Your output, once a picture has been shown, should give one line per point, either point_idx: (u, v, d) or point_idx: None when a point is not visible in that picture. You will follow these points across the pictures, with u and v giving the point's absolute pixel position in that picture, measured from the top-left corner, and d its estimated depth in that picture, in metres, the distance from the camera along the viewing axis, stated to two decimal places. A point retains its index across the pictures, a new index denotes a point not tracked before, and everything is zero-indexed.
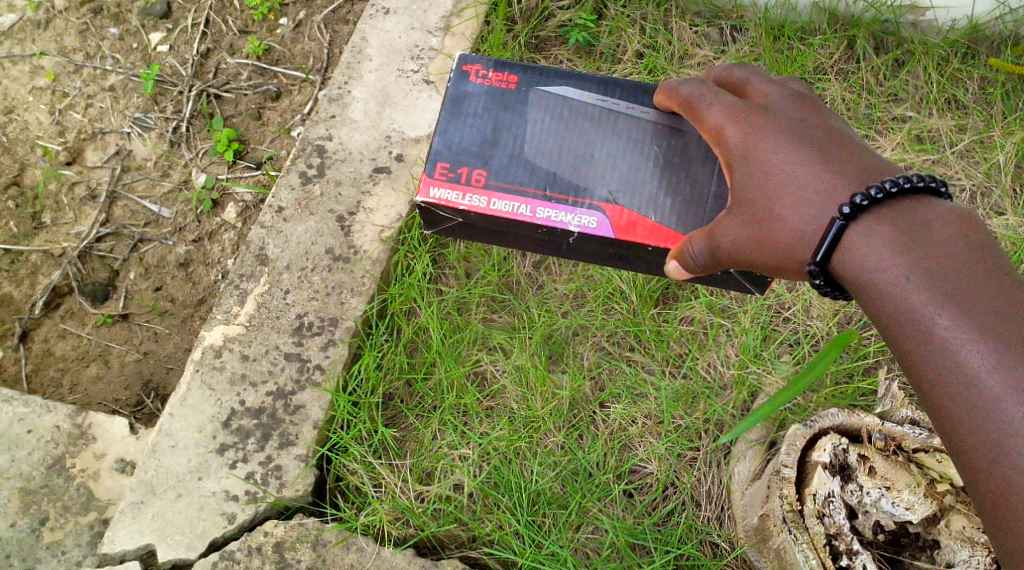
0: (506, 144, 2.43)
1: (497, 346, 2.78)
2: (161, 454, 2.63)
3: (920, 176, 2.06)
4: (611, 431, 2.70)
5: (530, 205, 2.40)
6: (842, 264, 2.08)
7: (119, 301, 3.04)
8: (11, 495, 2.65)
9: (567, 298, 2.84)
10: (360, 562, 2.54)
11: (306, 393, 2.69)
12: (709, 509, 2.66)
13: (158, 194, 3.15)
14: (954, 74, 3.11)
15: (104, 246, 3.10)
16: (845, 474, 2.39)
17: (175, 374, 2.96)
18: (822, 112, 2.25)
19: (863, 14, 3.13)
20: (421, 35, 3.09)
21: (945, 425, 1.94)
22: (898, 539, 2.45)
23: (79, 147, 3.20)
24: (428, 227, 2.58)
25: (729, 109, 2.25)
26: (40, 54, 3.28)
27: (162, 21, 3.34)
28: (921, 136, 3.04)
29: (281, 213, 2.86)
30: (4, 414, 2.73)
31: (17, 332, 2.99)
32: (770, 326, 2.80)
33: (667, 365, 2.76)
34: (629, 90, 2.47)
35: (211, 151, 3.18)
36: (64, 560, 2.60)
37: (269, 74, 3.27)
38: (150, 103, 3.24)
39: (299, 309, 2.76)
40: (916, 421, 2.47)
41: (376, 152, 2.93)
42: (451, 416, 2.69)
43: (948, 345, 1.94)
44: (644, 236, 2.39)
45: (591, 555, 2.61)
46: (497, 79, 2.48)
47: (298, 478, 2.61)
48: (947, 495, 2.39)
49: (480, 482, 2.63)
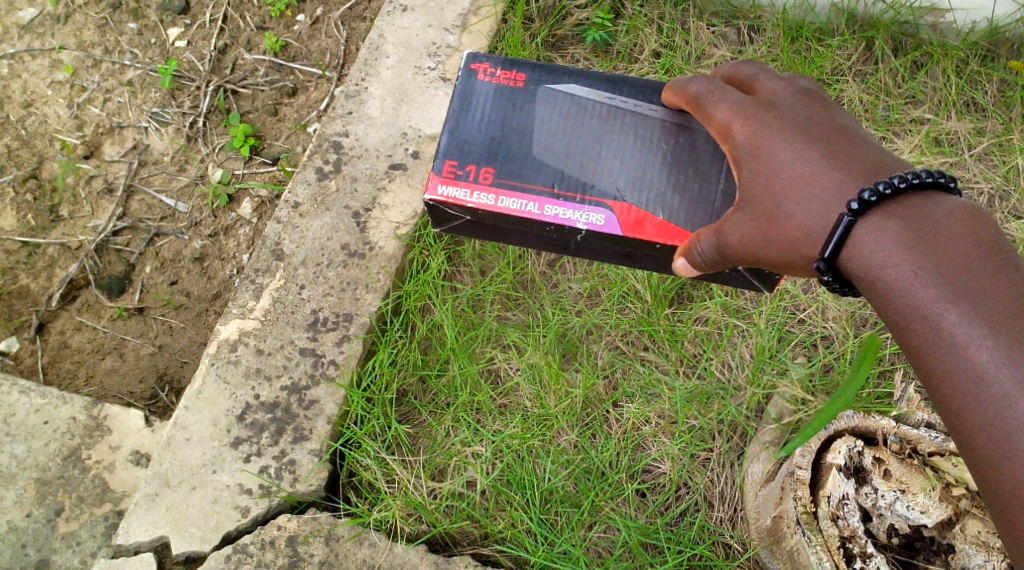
0: (515, 142, 2.43)
1: (511, 343, 2.78)
2: (175, 447, 2.64)
3: (928, 172, 2.06)
4: (624, 430, 2.70)
5: (538, 203, 2.40)
6: (850, 260, 2.07)
7: (135, 294, 3.05)
8: (27, 485, 2.67)
9: (582, 297, 2.84)
10: (372, 558, 2.55)
11: (320, 388, 2.69)
12: (722, 510, 2.65)
13: (174, 188, 3.16)
14: (973, 76, 3.10)
15: (120, 240, 3.11)
16: (859, 477, 2.38)
17: (190, 368, 2.96)
18: (830, 109, 2.24)
19: (882, 15, 3.12)
20: (439, 33, 3.10)
21: (955, 422, 1.94)
22: (912, 542, 2.42)
23: (97, 141, 3.21)
24: (437, 226, 2.58)
25: (737, 107, 2.25)
26: (59, 49, 3.30)
27: (181, 17, 3.35)
28: (939, 138, 3.03)
29: (297, 208, 2.87)
30: (21, 405, 2.76)
31: (34, 324, 3.00)
32: (785, 328, 2.80)
33: (681, 365, 2.76)
34: (637, 89, 2.48)
35: (228, 146, 3.19)
36: (79, 551, 2.61)
37: (285, 70, 3.28)
38: (167, 98, 3.25)
39: (315, 305, 2.77)
40: (932, 424, 2.45)
41: (392, 149, 2.94)
42: (464, 413, 2.70)
43: (957, 341, 1.93)
44: (653, 234, 2.38)
45: (603, 553, 2.61)
46: (506, 78, 2.49)
47: (311, 473, 2.62)
48: (962, 499, 2.37)
49: (492, 480, 2.63)
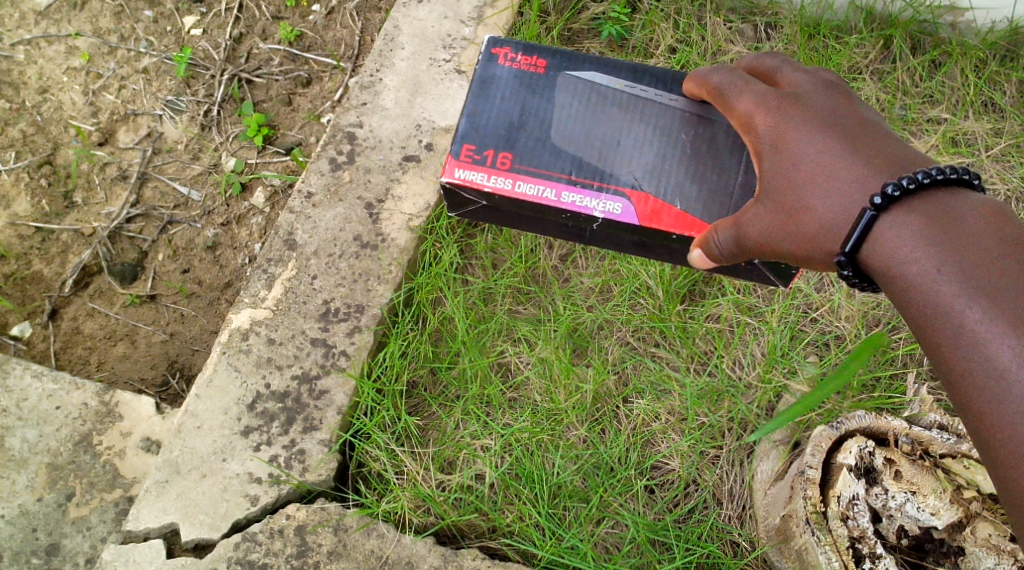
0: (533, 128, 2.43)
1: (522, 337, 2.78)
2: (186, 434, 2.65)
3: (952, 168, 2.05)
4: (633, 426, 2.70)
5: (555, 190, 2.40)
6: (872, 255, 2.07)
7: (147, 282, 3.06)
8: (38, 469, 2.68)
9: (593, 292, 2.84)
10: (380, 549, 2.55)
11: (330, 378, 2.70)
12: (730, 508, 2.65)
13: (188, 176, 3.17)
14: (991, 76, 3.09)
15: (133, 227, 3.12)
16: (870, 477, 2.38)
17: (201, 356, 2.97)
18: (853, 102, 2.24)
19: (901, 14, 3.12)
20: (454, 25, 3.09)
21: (973, 419, 1.93)
22: (921, 544, 2.42)
23: (112, 128, 3.22)
24: (453, 211, 2.59)
25: (761, 98, 2.24)
26: (75, 35, 3.30)
27: (196, 5, 3.36)
28: (956, 138, 3.02)
29: (310, 198, 2.87)
30: (34, 390, 2.77)
31: (47, 310, 3.01)
32: (797, 327, 2.79)
33: (692, 362, 2.76)
34: (658, 78, 2.46)
35: (242, 135, 3.19)
36: (89, 536, 2.62)
37: (300, 60, 3.28)
38: (182, 86, 3.25)
39: (326, 295, 2.77)
40: (944, 426, 2.45)
41: (406, 141, 2.93)
42: (474, 406, 2.70)
43: (979, 339, 1.93)
44: (670, 224, 2.38)
45: (610, 549, 2.61)
46: (526, 63, 2.48)
47: (321, 463, 2.62)
48: (973, 501, 2.38)
49: (501, 473, 2.63)
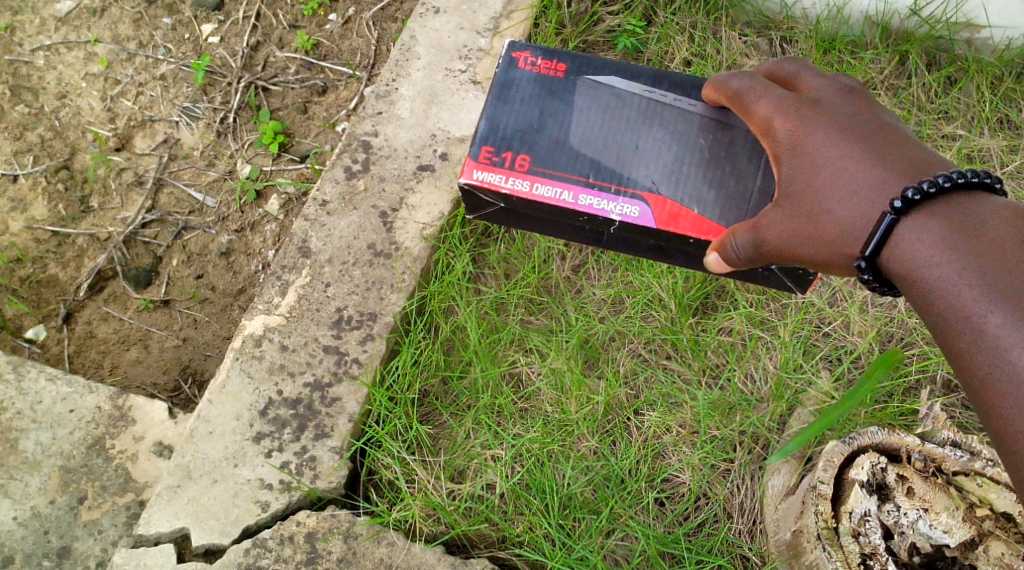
0: (552, 131, 2.44)
1: (533, 347, 2.77)
2: (198, 439, 2.65)
3: (974, 171, 2.05)
4: (644, 438, 2.69)
5: (572, 192, 2.40)
6: (892, 259, 2.08)
7: (162, 287, 3.07)
8: (51, 472, 2.69)
9: (605, 303, 2.84)
10: (390, 557, 2.55)
11: (342, 385, 2.70)
12: (741, 522, 2.65)
13: (203, 183, 3.18)
14: (1008, 93, 3.09)
15: (149, 232, 3.13)
16: (882, 494, 2.36)
17: (213, 362, 2.98)
18: (873, 107, 2.24)
19: (917, 30, 3.12)
20: (470, 36, 3.10)
21: (995, 425, 1.92)
22: (933, 562, 2.39)
23: (129, 133, 3.24)
24: (472, 213, 2.60)
25: (780, 103, 2.25)
26: (95, 42, 3.33)
27: (214, 13, 3.38)
28: (971, 155, 3.01)
29: (325, 207, 2.88)
30: (48, 392, 2.78)
31: (62, 313, 3.02)
32: (809, 341, 2.79)
33: (704, 376, 2.76)
34: (677, 83, 2.47)
35: (257, 142, 3.20)
36: (100, 540, 2.63)
37: (316, 69, 3.30)
38: (199, 94, 3.27)
39: (339, 303, 2.78)
40: (957, 443, 2.42)
41: (421, 150, 2.94)
42: (485, 416, 2.70)
43: (998, 342, 1.93)
44: (687, 228, 2.38)
45: (619, 561, 2.61)
46: (546, 67, 2.49)
47: (332, 470, 2.63)
48: (986, 520, 2.37)
49: (513, 483, 2.63)
